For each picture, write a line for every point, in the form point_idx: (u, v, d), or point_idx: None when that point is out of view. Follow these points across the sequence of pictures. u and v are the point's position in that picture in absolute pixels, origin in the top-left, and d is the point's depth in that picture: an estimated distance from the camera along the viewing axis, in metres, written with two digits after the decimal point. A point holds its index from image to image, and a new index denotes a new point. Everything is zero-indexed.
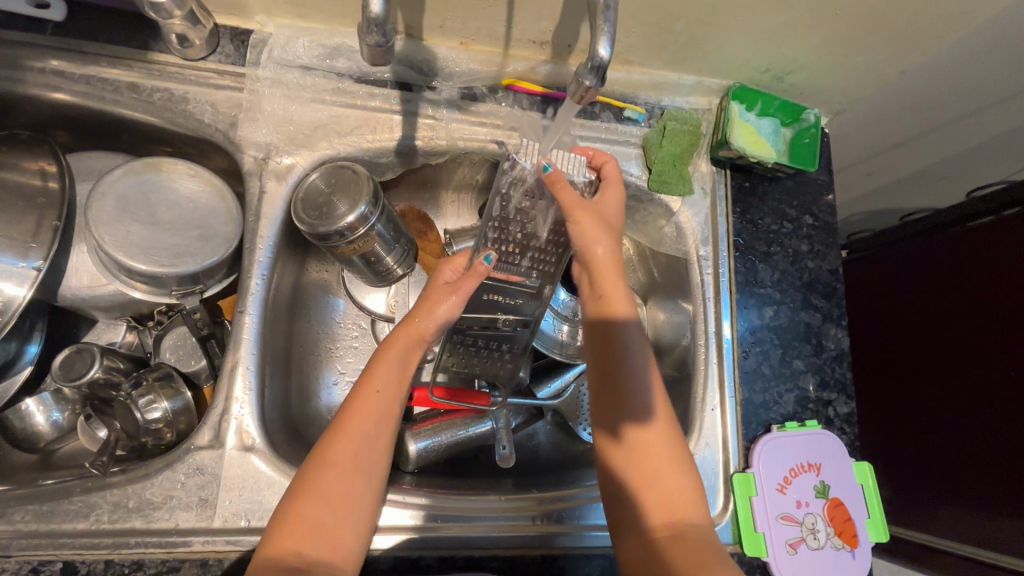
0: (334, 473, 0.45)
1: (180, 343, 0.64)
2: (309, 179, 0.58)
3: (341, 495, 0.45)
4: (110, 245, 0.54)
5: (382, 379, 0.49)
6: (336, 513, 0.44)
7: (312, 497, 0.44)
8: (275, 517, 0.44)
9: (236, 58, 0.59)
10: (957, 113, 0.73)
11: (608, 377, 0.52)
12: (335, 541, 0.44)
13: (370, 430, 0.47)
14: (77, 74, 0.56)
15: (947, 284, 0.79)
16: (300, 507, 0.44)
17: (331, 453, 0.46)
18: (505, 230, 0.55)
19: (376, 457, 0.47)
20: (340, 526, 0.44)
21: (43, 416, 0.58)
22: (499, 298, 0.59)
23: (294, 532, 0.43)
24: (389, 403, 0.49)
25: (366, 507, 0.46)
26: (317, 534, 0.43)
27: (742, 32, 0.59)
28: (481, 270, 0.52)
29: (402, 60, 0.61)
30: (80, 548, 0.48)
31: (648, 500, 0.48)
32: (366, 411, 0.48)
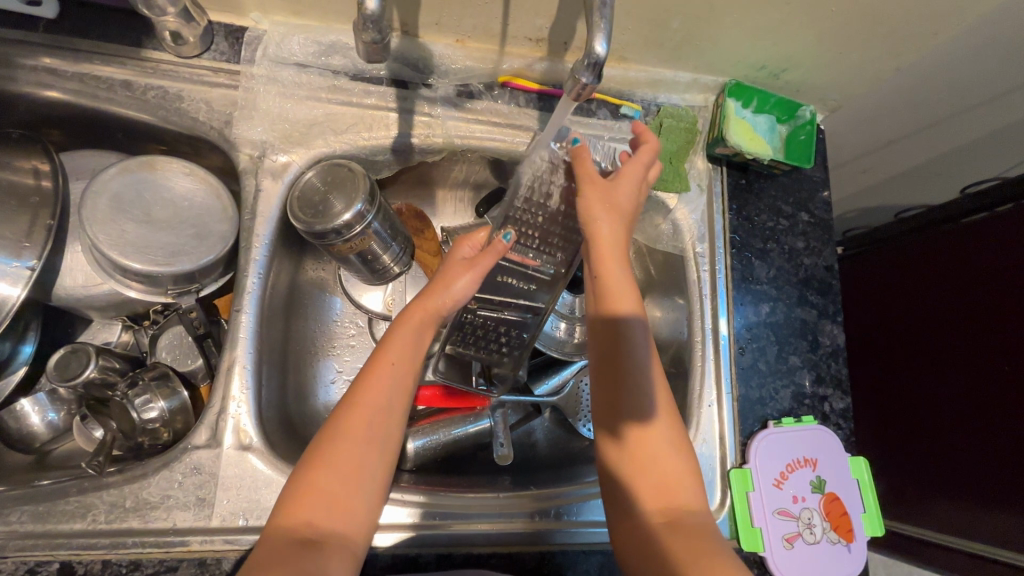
0: (348, 445, 0.45)
1: (176, 343, 0.63)
2: (305, 177, 0.57)
3: (353, 466, 0.44)
4: (105, 244, 0.53)
5: (397, 352, 0.49)
6: (349, 485, 0.44)
7: (325, 467, 0.44)
8: (288, 486, 0.44)
9: (230, 56, 0.59)
10: (952, 109, 0.74)
11: (611, 364, 0.52)
12: (346, 513, 0.43)
13: (385, 401, 0.47)
14: (70, 72, 0.55)
15: (941, 280, 0.80)
16: (313, 478, 0.43)
17: (346, 421, 0.46)
18: (528, 211, 0.56)
19: (390, 430, 0.47)
20: (351, 497, 0.44)
21: (38, 417, 0.58)
22: (512, 280, 0.59)
23: (306, 502, 0.43)
24: (404, 375, 0.49)
25: (379, 480, 0.46)
26: (328, 506, 0.43)
27: (738, 30, 0.59)
28: (499, 247, 0.52)
29: (397, 58, 0.61)
30: (77, 548, 0.48)
31: (646, 489, 0.48)
32: (381, 381, 0.48)
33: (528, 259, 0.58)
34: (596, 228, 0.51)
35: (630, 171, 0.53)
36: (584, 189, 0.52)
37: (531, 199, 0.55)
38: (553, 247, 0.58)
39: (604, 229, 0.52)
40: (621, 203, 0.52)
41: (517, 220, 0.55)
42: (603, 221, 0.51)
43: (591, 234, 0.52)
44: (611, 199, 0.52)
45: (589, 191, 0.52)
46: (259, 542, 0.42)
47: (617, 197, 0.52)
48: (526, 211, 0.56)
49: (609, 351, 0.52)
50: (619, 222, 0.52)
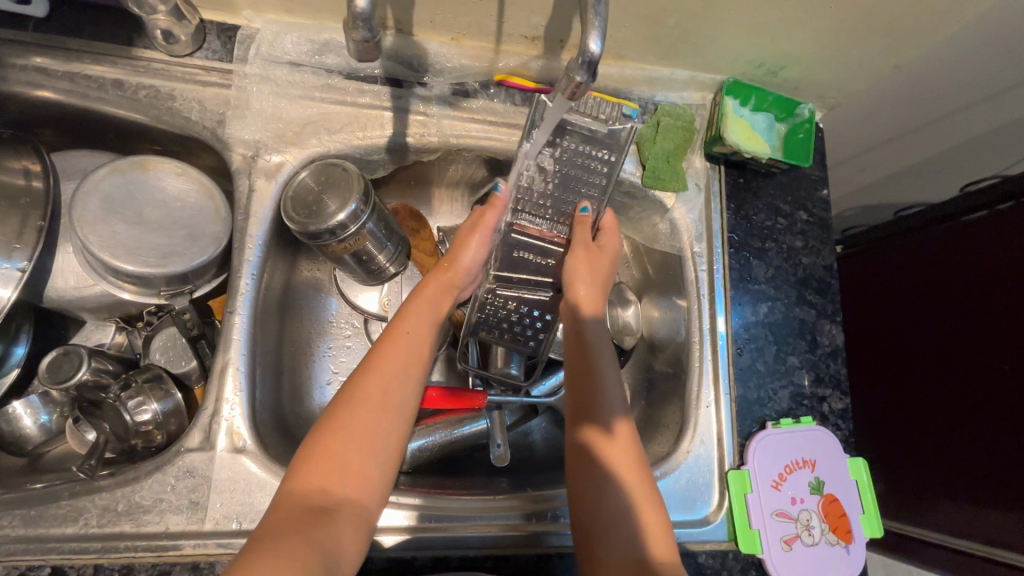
0: (364, 410, 0.45)
1: (170, 344, 0.63)
2: (298, 177, 0.57)
3: (367, 432, 0.45)
4: (96, 245, 0.53)
5: (411, 324, 0.52)
6: (364, 451, 0.44)
7: (340, 432, 0.44)
8: (300, 454, 0.44)
9: (223, 54, 0.58)
10: (952, 106, 0.73)
11: (581, 397, 0.54)
12: (360, 481, 0.43)
13: (399, 371, 0.49)
14: (60, 71, 0.55)
15: (939, 278, 0.79)
16: (328, 443, 0.43)
17: (362, 388, 0.47)
18: (534, 178, 0.59)
19: (406, 398, 0.48)
20: (365, 465, 0.44)
21: (31, 420, 0.57)
22: (529, 257, 0.62)
23: (321, 466, 0.42)
24: (417, 346, 0.51)
25: (392, 450, 0.46)
26: (343, 470, 0.43)
27: (735, 26, 0.58)
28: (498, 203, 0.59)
29: (392, 56, 0.60)
30: (69, 552, 0.47)
31: (617, 534, 0.47)
32: (396, 351, 0.50)
33: (544, 231, 0.62)
34: (579, 285, 0.58)
35: (610, 247, 0.62)
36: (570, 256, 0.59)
37: (535, 168, 0.59)
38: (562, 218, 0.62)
39: (584, 291, 0.58)
40: (597, 271, 0.60)
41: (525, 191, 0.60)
42: (582, 283, 0.58)
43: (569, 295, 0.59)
44: (592, 269, 0.59)
45: (575, 254, 0.59)
46: (271, 507, 0.41)
47: (597, 267, 0.59)
48: (533, 179, 0.59)
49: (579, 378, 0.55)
50: (598, 285, 0.59)
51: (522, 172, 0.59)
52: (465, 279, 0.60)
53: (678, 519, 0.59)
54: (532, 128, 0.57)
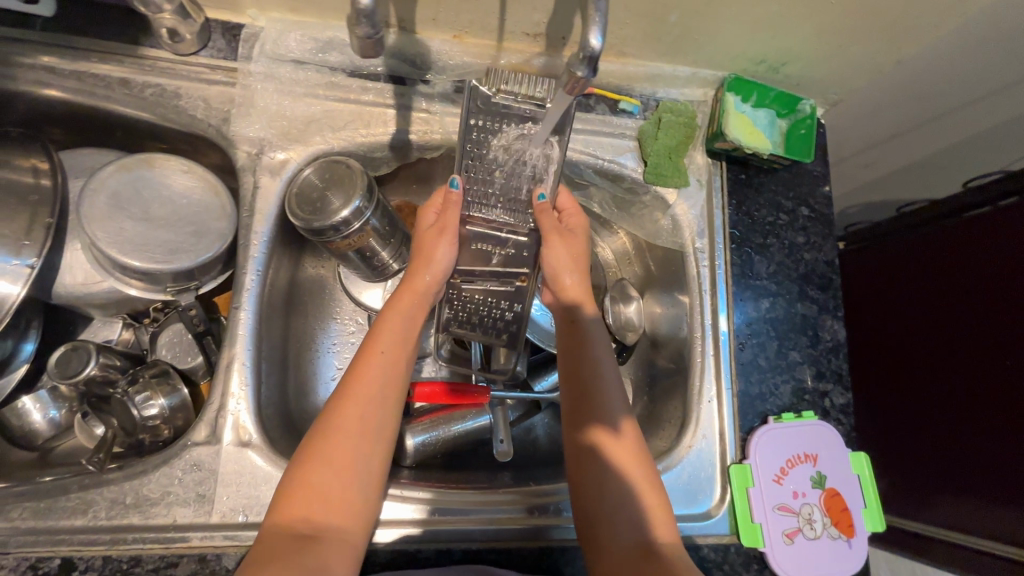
0: (342, 437, 0.46)
1: (176, 341, 0.63)
2: (303, 174, 0.58)
3: (347, 457, 0.45)
4: (103, 241, 0.53)
5: (385, 342, 0.51)
6: (344, 478, 0.44)
7: (319, 462, 0.44)
8: (282, 483, 0.44)
9: (228, 53, 0.59)
10: (954, 102, 0.73)
11: (577, 389, 0.54)
12: (343, 507, 0.44)
13: (376, 393, 0.48)
14: (68, 70, 0.55)
15: (942, 274, 0.79)
16: (308, 473, 0.44)
17: (338, 415, 0.46)
18: (480, 167, 0.58)
19: (384, 419, 0.48)
20: (347, 489, 0.44)
21: (40, 415, 0.58)
22: (488, 248, 0.61)
23: (302, 497, 0.43)
24: (393, 365, 0.50)
25: (375, 470, 0.46)
26: (324, 500, 0.43)
27: (736, 22, 0.59)
28: (455, 200, 0.57)
29: (395, 54, 0.61)
30: (79, 544, 0.48)
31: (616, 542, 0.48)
32: (372, 371, 0.49)
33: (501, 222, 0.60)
34: (564, 272, 0.59)
35: (580, 227, 0.61)
36: (547, 245, 0.59)
37: (481, 157, 0.58)
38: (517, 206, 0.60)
39: (568, 277, 0.59)
40: (577, 257, 0.60)
41: (474, 181, 0.59)
42: (566, 273, 0.59)
43: (558, 287, 0.59)
44: (573, 253, 0.59)
45: (551, 244, 0.59)
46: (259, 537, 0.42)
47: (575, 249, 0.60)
48: (479, 169, 0.58)
49: (572, 376, 0.55)
50: (580, 269, 0.60)
51: (467, 163, 0.58)
52: (437, 284, 0.57)
53: (680, 513, 0.60)
54: (473, 117, 0.57)
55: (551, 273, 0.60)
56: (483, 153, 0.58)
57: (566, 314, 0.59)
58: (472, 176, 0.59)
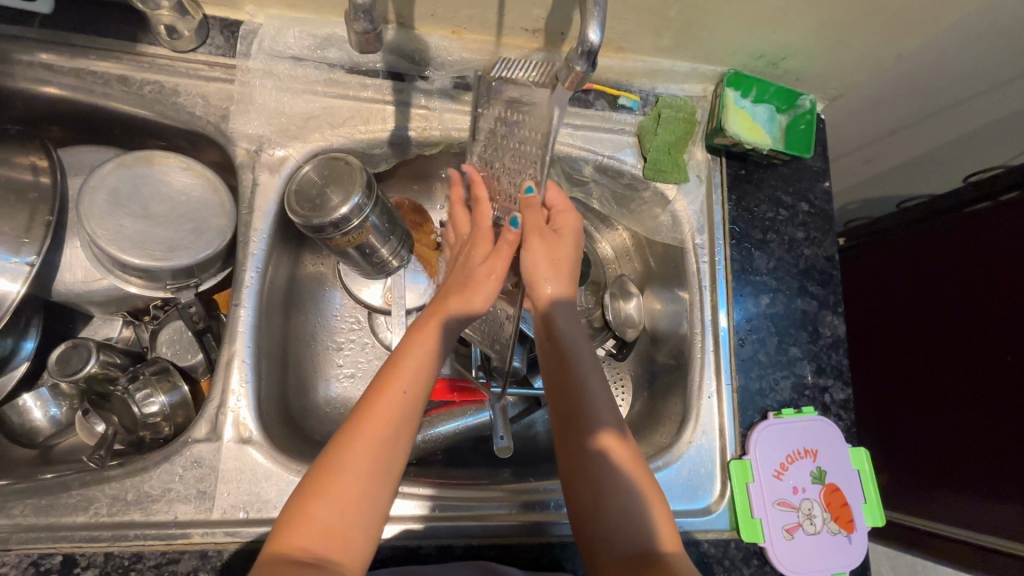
0: (347, 471, 0.45)
1: (176, 338, 0.63)
2: (302, 171, 0.57)
3: (350, 491, 0.44)
4: (102, 239, 0.53)
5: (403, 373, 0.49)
6: (347, 511, 0.44)
7: (321, 493, 0.44)
8: (286, 509, 0.44)
9: (226, 50, 0.58)
10: (955, 97, 0.73)
11: (571, 411, 0.53)
12: (344, 540, 0.43)
13: (386, 425, 0.47)
14: (66, 67, 0.55)
15: (942, 270, 0.79)
16: (311, 505, 0.43)
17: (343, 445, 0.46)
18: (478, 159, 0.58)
19: (393, 453, 0.47)
20: (349, 523, 0.44)
21: (40, 412, 0.58)
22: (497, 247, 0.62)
23: (303, 528, 0.42)
24: (406, 399, 0.49)
25: (379, 506, 0.45)
26: (323, 529, 0.43)
27: (736, 17, 0.58)
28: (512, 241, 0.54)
29: (393, 50, 0.60)
30: (80, 540, 0.48)
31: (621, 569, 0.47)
32: (383, 402, 0.48)
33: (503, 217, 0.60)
34: (544, 280, 0.56)
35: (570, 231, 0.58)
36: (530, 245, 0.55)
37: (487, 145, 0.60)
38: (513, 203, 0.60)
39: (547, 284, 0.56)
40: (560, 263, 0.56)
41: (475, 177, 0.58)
42: (546, 278, 0.56)
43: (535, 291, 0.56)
44: (549, 257, 0.56)
45: (532, 246, 0.55)
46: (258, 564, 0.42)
47: (556, 253, 0.56)
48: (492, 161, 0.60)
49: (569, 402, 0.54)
50: (564, 277, 0.56)
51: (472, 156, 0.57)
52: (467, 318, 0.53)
53: (680, 509, 0.60)
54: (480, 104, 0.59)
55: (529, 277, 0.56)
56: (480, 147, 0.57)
57: (544, 324, 0.56)
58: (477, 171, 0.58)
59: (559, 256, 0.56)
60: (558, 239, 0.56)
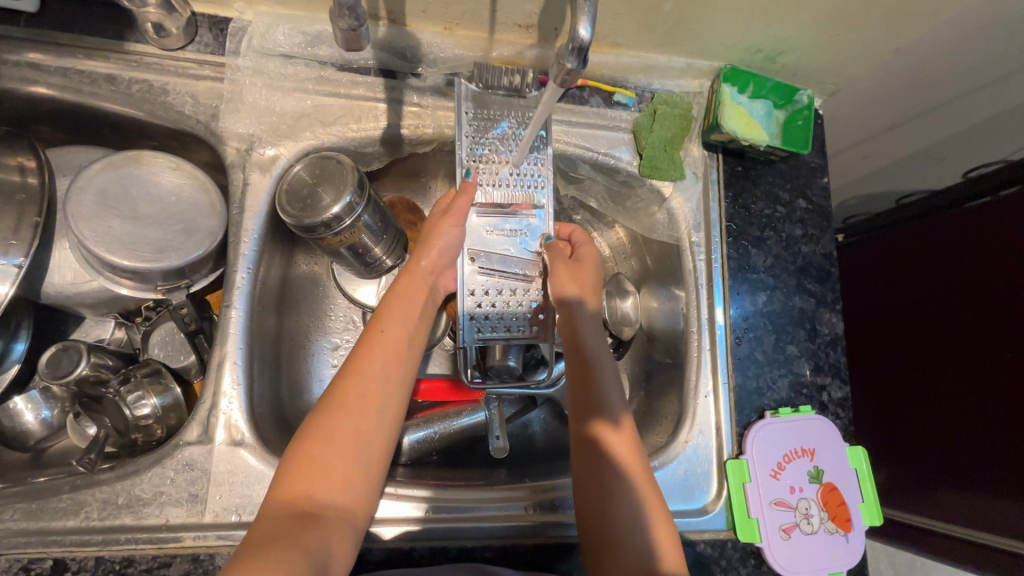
0: (343, 414, 0.45)
1: (168, 339, 0.63)
2: (293, 171, 0.57)
3: (347, 434, 0.44)
4: (91, 240, 0.53)
5: (389, 324, 0.51)
6: (345, 455, 0.44)
7: (324, 441, 0.44)
8: (284, 464, 0.43)
9: (215, 48, 0.58)
10: (955, 91, 0.72)
11: (581, 390, 0.55)
12: (344, 484, 0.43)
13: (379, 372, 0.48)
14: (53, 67, 0.54)
15: (942, 264, 0.79)
16: (310, 449, 0.43)
17: (343, 394, 0.46)
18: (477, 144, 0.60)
19: (387, 400, 0.47)
20: (347, 467, 0.44)
21: (33, 415, 0.58)
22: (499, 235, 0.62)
23: (304, 473, 0.42)
24: (393, 345, 0.50)
25: (376, 450, 0.45)
26: (327, 477, 0.43)
27: (731, 11, 0.57)
28: (471, 188, 0.57)
29: (385, 47, 0.60)
30: (70, 545, 0.48)
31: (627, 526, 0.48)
32: (376, 352, 0.49)
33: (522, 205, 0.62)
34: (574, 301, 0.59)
35: (589, 255, 0.63)
36: (554, 273, 0.61)
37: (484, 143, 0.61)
38: (525, 181, 0.62)
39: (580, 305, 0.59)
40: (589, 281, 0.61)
41: (474, 157, 0.60)
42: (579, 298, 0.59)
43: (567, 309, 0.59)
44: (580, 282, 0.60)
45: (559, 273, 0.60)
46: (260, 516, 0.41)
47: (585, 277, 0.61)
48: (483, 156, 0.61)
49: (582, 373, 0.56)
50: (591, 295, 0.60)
51: (467, 142, 0.60)
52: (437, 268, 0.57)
53: (678, 509, 0.59)
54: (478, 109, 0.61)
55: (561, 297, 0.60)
56: (478, 133, 0.60)
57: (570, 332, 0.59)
58: (473, 155, 0.60)
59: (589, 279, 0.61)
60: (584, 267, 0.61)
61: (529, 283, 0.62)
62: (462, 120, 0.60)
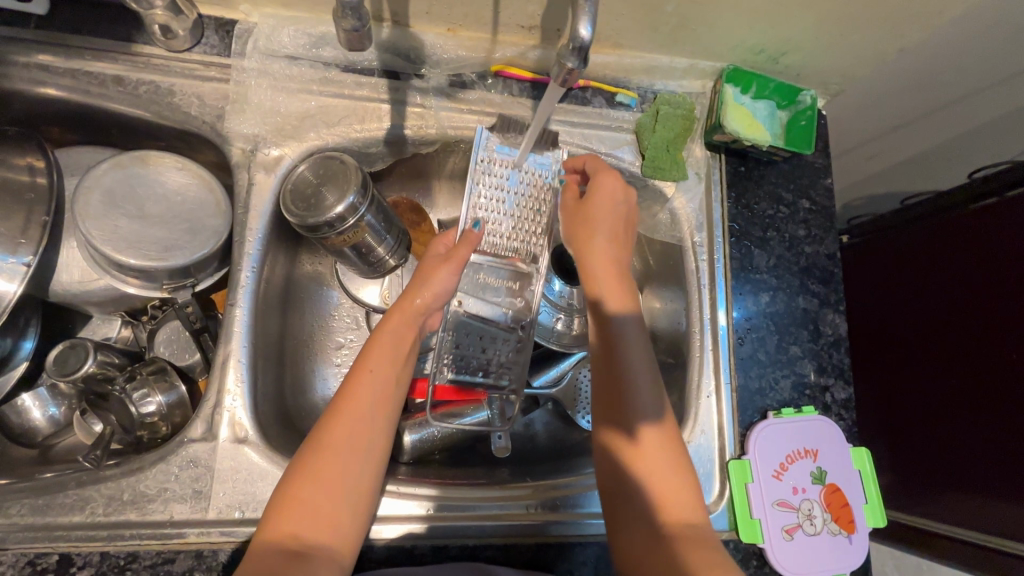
0: (331, 454, 0.45)
1: (174, 337, 0.64)
2: (297, 171, 0.57)
3: (338, 475, 0.44)
4: (98, 239, 0.54)
5: (376, 360, 0.49)
6: (332, 496, 0.44)
7: (308, 480, 0.44)
8: (272, 502, 0.44)
9: (221, 49, 0.58)
10: (960, 91, 0.72)
11: (608, 388, 0.52)
12: (331, 525, 0.43)
13: (367, 411, 0.47)
14: (62, 68, 0.55)
15: (948, 265, 0.78)
16: (297, 489, 0.43)
17: (329, 434, 0.45)
18: (485, 190, 0.60)
19: (376, 438, 0.47)
20: (336, 507, 0.44)
21: (40, 412, 0.59)
22: (492, 280, 0.63)
23: (291, 515, 0.42)
24: (383, 384, 0.49)
25: (364, 490, 0.45)
26: (313, 519, 0.43)
27: (734, 12, 0.58)
28: (473, 237, 0.57)
29: (389, 48, 0.60)
30: (76, 539, 0.48)
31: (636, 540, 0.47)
32: (363, 390, 0.48)
33: (516, 257, 0.63)
34: (589, 243, 0.55)
35: (607, 184, 0.56)
36: (572, 215, 0.58)
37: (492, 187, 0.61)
38: (525, 236, 0.63)
39: (597, 249, 0.55)
40: (603, 225, 0.55)
41: (484, 205, 0.60)
42: (598, 242, 0.55)
43: (587, 253, 0.55)
44: (594, 217, 0.56)
45: (579, 217, 0.57)
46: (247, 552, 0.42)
47: (599, 210, 0.56)
48: (489, 200, 0.61)
49: (608, 356, 0.53)
50: (611, 233, 0.56)
51: (478, 186, 0.60)
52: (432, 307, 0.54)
53: None
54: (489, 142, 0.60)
55: (584, 240, 0.56)
56: (488, 179, 0.60)
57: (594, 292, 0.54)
58: (482, 202, 0.60)
59: (613, 213, 0.56)
60: (602, 196, 0.56)
61: (511, 334, 0.63)
62: (476, 165, 0.60)
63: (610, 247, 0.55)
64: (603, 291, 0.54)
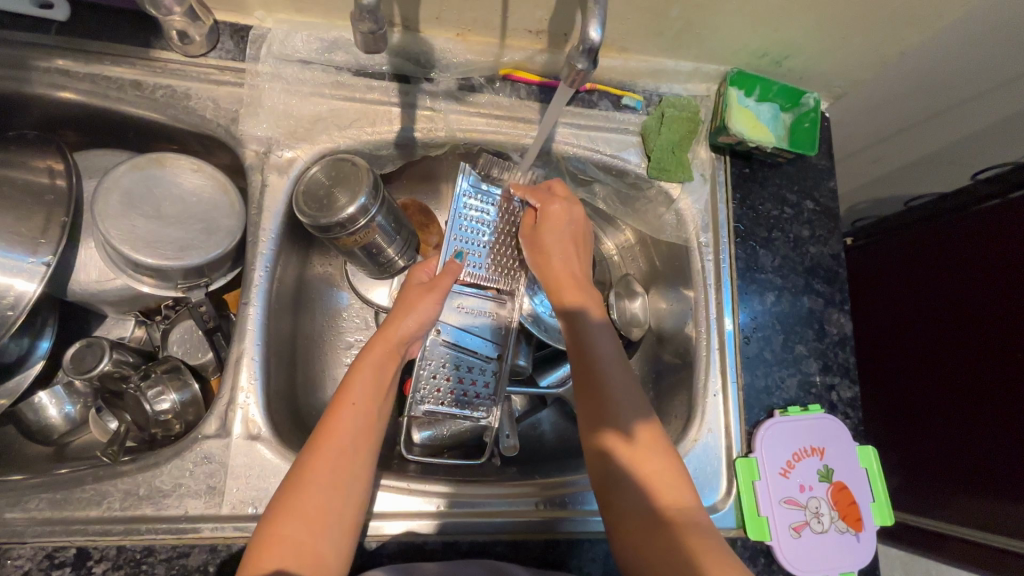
0: (312, 488, 0.44)
1: (187, 336, 0.64)
2: (310, 172, 0.58)
3: (321, 509, 0.44)
4: (116, 239, 0.55)
5: (359, 393, 0.49)
6: (315, 530, 0.43)
7: (291, 515, 0.43)
8: (253, 540, 0.43)
9: (236, 54, 0.60)
10: (962, 93, 0.73)
11: (591, 405, 0.52)
12: (315, 558, 0.42)
13: (348, 445, 0.47)
14: (82, 73, 0.57)
15: (953, 266, 0.79)
16: (279, 525, 0.43)
17: (310, 468, 0.45)
18: (467, 225, 0.63)
19: (357, 471, 0.47)
20: (319, 541, 0.43)
21: (56, 409, 0.60)
22: (471, 310, 0.66)
23: (274, 550, 0.42)
24: (365, 417, 0.48)
25: (347, 521, 0.45)
26: (297, 554, 0.42)
27: (737, 17, 0.59)
28: (455, 267, 0.58)
29: (399, 53, 0.62)
30: (93, 534, 0.49)
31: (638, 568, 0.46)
32: (344, 424, 0.47)
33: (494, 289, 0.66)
34: (546, 263, 0.61)
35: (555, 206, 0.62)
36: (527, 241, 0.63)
37: (474, 222, 0.64)
38: (505, 267, 0.66)
39: (555, 266, 0.60)
40: (555, 244, 0.61)
41: (464, 239, 0.63)
42: (554, 258, 0.60)
43: (548, 271, 0.60)
44: (544, 238, 0.62)
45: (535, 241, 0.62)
46: None
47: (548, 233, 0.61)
48: (470, 233, 0.63)
49: (584, 369, 0.54)
50: (565, 251, 0.61)
51: (460, 221, 0.63)
52: (412, 335, 0.55)
53: None
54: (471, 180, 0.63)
55: (541, 260, 0.61)
56: (469, 213, 0.63)
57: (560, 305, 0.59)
58: (463, 235, 0.63)
59: (565, 232, 0.62)
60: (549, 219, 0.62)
61: (485, 363, 0.66)
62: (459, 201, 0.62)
63: (567, 263, 0.60)
64: (564, 301, 0.58)
